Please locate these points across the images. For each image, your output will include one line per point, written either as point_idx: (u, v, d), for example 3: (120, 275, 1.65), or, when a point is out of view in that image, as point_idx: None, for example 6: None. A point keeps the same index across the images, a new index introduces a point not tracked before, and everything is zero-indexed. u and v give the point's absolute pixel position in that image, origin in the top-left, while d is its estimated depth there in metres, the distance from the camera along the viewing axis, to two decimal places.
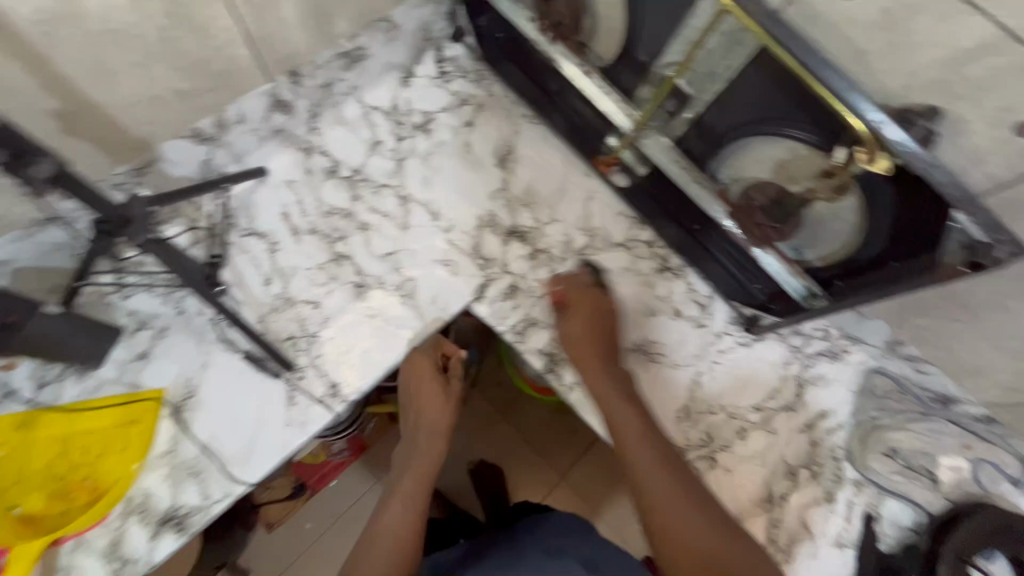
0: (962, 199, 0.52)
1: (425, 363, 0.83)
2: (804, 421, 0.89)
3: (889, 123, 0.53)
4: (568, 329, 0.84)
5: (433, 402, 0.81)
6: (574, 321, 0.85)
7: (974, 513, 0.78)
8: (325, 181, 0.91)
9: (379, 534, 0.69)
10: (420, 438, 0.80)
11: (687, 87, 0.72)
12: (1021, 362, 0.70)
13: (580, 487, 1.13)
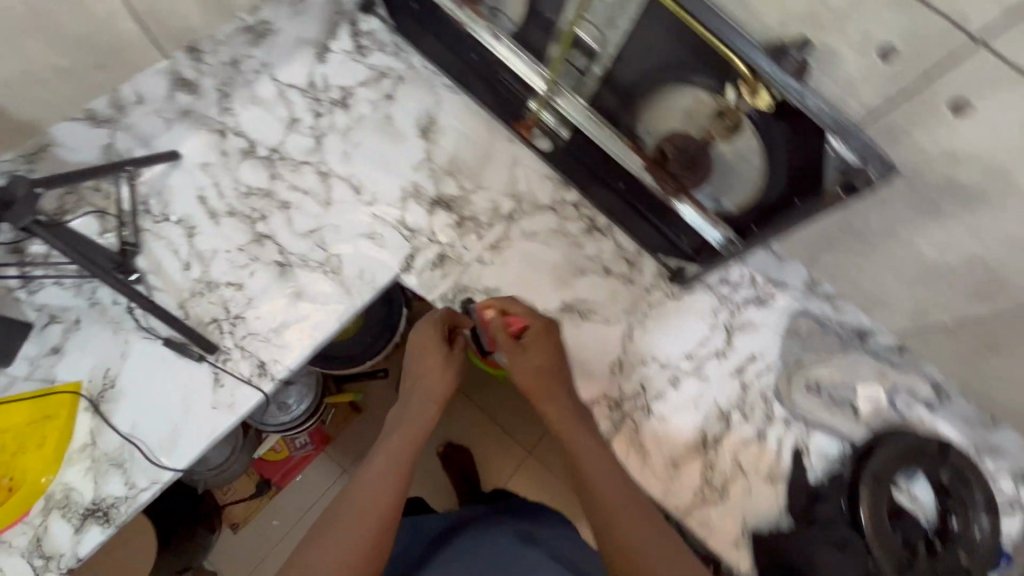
0: (836, 125, 0.54)
1: (432, 331, 0.76)
2: (734, 366, 0.91)
3: (763, 57, 0.54)
4: (523, 365, 0.71)
5: (434, 366, 0.75)
6: (536, 356, 0.72)
7: (887, 437, 0.84)
8: (242, 162, 0.89)
9: (360, 497, 0.64)
10: (414, 403, 0.74)
11: (591, 40, 0.73)
12: (918, 287, 0.73)
13: (549, 458, 1.17)
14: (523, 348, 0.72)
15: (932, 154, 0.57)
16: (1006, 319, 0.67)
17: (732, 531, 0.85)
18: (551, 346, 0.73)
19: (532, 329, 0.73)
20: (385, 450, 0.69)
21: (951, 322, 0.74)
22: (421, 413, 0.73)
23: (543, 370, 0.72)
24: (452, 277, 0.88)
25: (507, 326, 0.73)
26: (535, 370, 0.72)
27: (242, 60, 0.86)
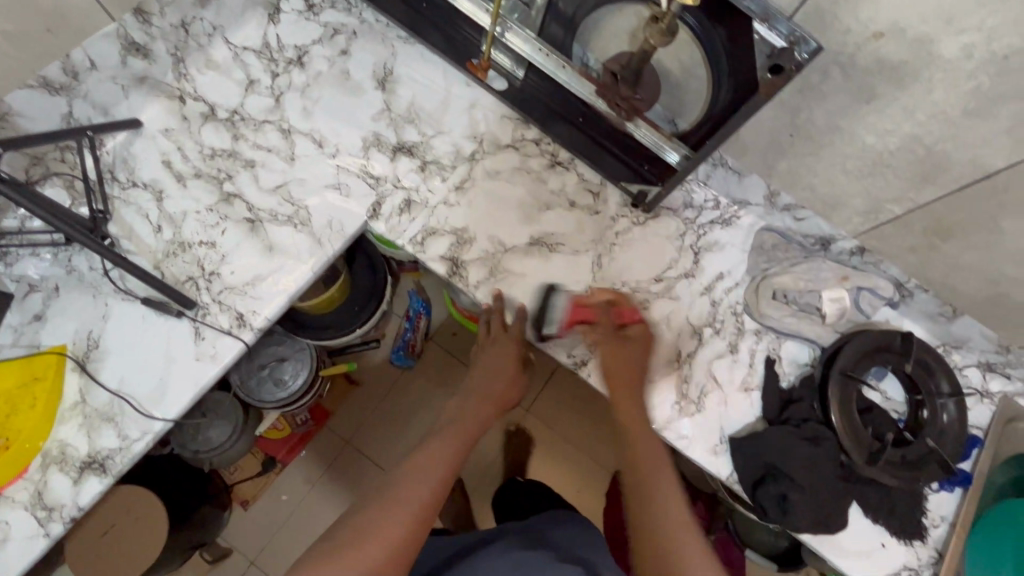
0: (762, 11, 0.55)
1: (511, 342, 0.86)
2: (703, 285, 0.93)
3: None
4: (611, 354, 0.83)
5: (502, 373, 0.86)
6: (633, 348, 0.84)
7: (854, 337, 0.85)
8: (203, 125, 0.91)
9: (427, 458, 0.71)
10: (473, 402, 0.82)
11: None
12: (866, 181, 0.75)
13: (543, 411, 1.43)
14: (608, 343, 0.84)
15: (859, 35, 0.58)
16: (950, 199, 0.69)
17: (711, 440, 0.87)
18: (647, 336, 0.86)
19: (636, 327, 0.85)
20: (447, 434, 0.76)
21: (903, 213, 0.76)
22: (483, 412, 0.81)
23: (628, 365, 0.83)
24: (420, 220, 0.90)
25: (616, 315, 0.86)
26: (620, 368, 0.83)
27: (191, 22, 0.87)
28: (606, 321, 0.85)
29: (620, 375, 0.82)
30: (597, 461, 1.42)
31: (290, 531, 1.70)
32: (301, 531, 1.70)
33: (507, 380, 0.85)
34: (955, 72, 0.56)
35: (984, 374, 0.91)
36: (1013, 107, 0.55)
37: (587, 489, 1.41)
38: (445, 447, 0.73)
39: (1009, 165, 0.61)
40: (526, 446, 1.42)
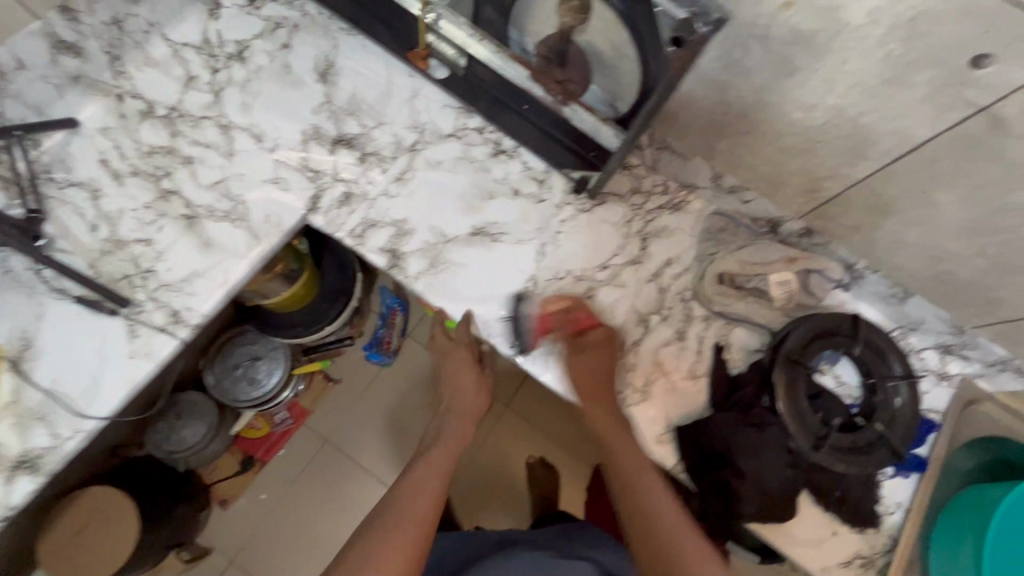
0: None
1: (466, 355, 0.96)
2: (651, 271, 0.91)
3: None
4: (585, 367, 0.84)
5: (468, 383, 0.98)
6: (592, 357, 0.85)
7: (804, 321, 0.84)
8: (141, 123, 0.90)
9: (400, 510, 0.78)
10: (451, 419, 0.96)
11: None
12: (802, 159, 0.73)
13: (522, 408, 1.44)
14: (584, 347, 0.85)
15: (769, 5, 0.56)
16: (883, 174, 0.67)
17: (657, 429, 0.86)
18: (603, 342, 0.85)
19: (592, 334, 0.86)
20: (429, 457, 0.88)
21: (841, 191, 0.74)
22: (457, 431, 0.94)
23: (600, 369, 0.85)
24: (359, 213, 0.89)
25: (574, 326, 0.87)
26: (598, 371, 0.85)
27: (125, 19, 0.87)
28: (566, 334, 0.86)
29: (598, 388, 0.84)
30: (577, 457, 1.41)
31: (275, 532, 1.70)
32: (288, 530, 1.71)
33: (473, 391, 0.98)
34: (866, 38, 0.53)
35: (943, 356, 0.88)
36: (927, 73, 0.53)
37: (567, 485, 1.40)
38: (427, 470, 0.85)
39: (932, 136, 0.58)
40: (500, 439, 1.43)
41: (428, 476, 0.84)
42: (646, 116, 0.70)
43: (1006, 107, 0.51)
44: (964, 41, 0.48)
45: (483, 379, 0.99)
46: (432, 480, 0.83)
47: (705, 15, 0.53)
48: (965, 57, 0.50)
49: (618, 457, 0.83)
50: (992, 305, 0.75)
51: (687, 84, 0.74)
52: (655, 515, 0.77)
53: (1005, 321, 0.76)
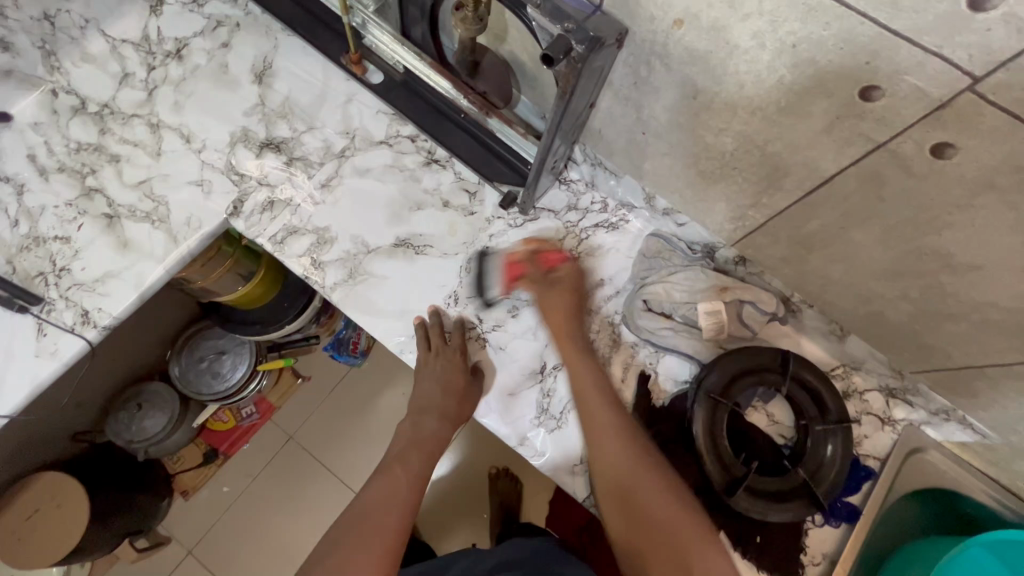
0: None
1: (459, 360, 0.83)
2: (579, 293, 0.87)
3: None
4: (551, 301, 0.83)
5: (450, 393, 0.82)
6: (558, 290, 0.83)
7: (728, 357, 0.79)
8: (72, 119, 0.90)
9: (365, 529, 0.68)
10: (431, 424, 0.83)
11: None
12: (723, 185, 0.68)
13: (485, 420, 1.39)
14: (554, 277, 0.84)
15: (662, 22, 0.52)
16: (801, 207, 0.61)
17: (571, 460, 0.82)
18: (574, 275, 0.85)
19: (564, 267, 0.85)
20: (403, 466, 0.78)
21: (765, 221, 0.69)
22: (435, 434, 0.83)
23: (573, 302, 0.83)
24: (281, 219, 0.88)
25: (541, 262, 0.85)
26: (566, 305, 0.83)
27: (57, 14, 0.86)
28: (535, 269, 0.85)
29: (557, 321, 0.82)
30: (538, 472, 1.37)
31: (243, 522, 1.67)
32: (256, 521, 1.67)
33: (456, 400, 0.82)
34: (757, 62, 0.49)
35: (886, 400, 0.82)
36: (821, 103, 0.48)
37: (528, 499, 1.36)
38: (401, 484, 0.75)
39: (839, 171, 0.53)
40: (468, 446, 1.40)
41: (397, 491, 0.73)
42: (553, 133, 0.68)
43: (903, 144, 0.46)
44: (851, 71, 0.44)
45: (468, 398, 0.82)
46: (400, 497, 0.73)
47: (580, 33, 0.50)
48: (855, 88, 0.45)
49: (582, 386, 0.79)
50: (927, 351, 0.69)
51: (605, 101, 0.70)
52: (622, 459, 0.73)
53: (942, 369, 0.70)
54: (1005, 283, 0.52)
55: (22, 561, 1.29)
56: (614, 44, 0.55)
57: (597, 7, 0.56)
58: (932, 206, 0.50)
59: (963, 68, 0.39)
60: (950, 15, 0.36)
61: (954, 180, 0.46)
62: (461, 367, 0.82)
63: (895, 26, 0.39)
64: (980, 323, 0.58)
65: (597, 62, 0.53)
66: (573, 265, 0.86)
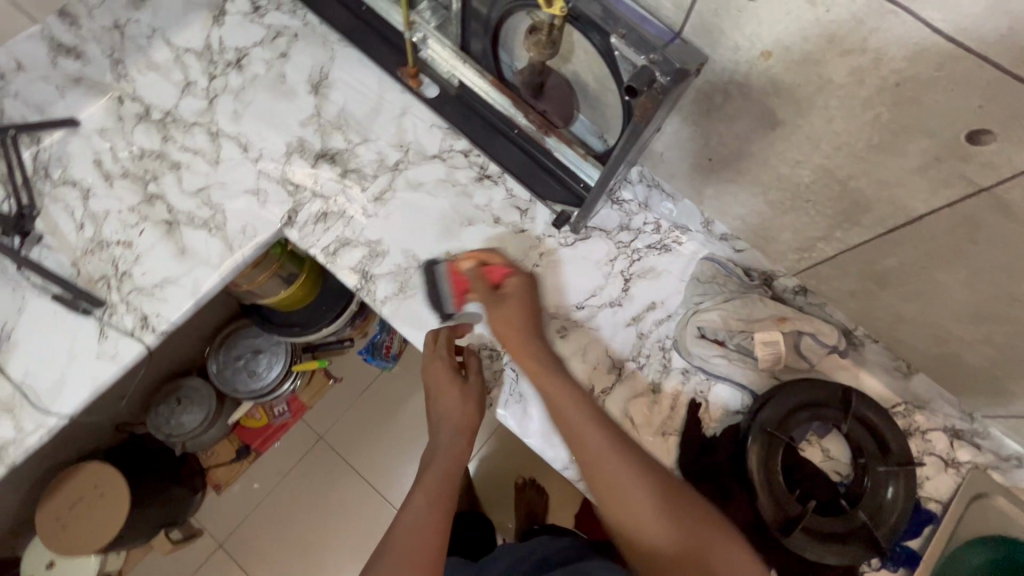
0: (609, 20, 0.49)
1: (442, 364, 0.81)
2: (631, 315, 0.86)
3: None
4: (500, 320, 0.78)
5: (451, 401, 0.81)
6: (513, 306, 0.79)
7: (786, 391, 0.77)
8: (136, 126, 0.92)
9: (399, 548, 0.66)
10: (444, 438, 0.80)
11: None
12: (794, 215, 0.66)
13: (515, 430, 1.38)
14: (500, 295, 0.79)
15: (747, 52, 0.51)
16: (879, 244, 0.59)
17: None
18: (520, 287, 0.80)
19: (510, 283, 0.79)
20: (425, 487, 0.74)
21: (835, 255, 0.66)
22: (452, 445, 0.80)
23: (513, 321, 0.78)
24: (335, 230, 0.89)
25: (485, 279, 0.81)
26: (520, 320, 0.78)
27: (127, 24, 0.88)
28: (480, 288, 0.80)
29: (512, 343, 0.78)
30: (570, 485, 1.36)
31: (272, 517, 1.69)
32: (285, 516, 1.69)
33: (459, 404, 0.81)
34: (851, 98, 0.47)
35: (951, 441, 0.79)
36: (919, 142, 0.46)
37: (558, 511, 1.34)
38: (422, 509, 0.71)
39: (929, 212, 0.51)
40: (496, 446, 1.39)
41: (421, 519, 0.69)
42: (625, 154, 0.67)
43: (1010, 191, 0.44)
44: (959, 113, 0.42)
45: (467, 393, 0.82)
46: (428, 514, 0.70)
47: (664, 64, 0.49)
48: (961, 131, 0.43)
49: (552, 403, 0.74)
50: (1004, 397, 0.65)
51: (672, 125, 0.68)
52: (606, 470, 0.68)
53: (1019, 417, 0.67)
54: None
55: (68, 548, 1.33)
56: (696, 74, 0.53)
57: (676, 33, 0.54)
58: None
59: None
60: None
61: None
62: (449, 371, 0.81)
63: (1019, 70, 0.37)
64: None
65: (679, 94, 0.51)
66: (519, 278, 0.80)
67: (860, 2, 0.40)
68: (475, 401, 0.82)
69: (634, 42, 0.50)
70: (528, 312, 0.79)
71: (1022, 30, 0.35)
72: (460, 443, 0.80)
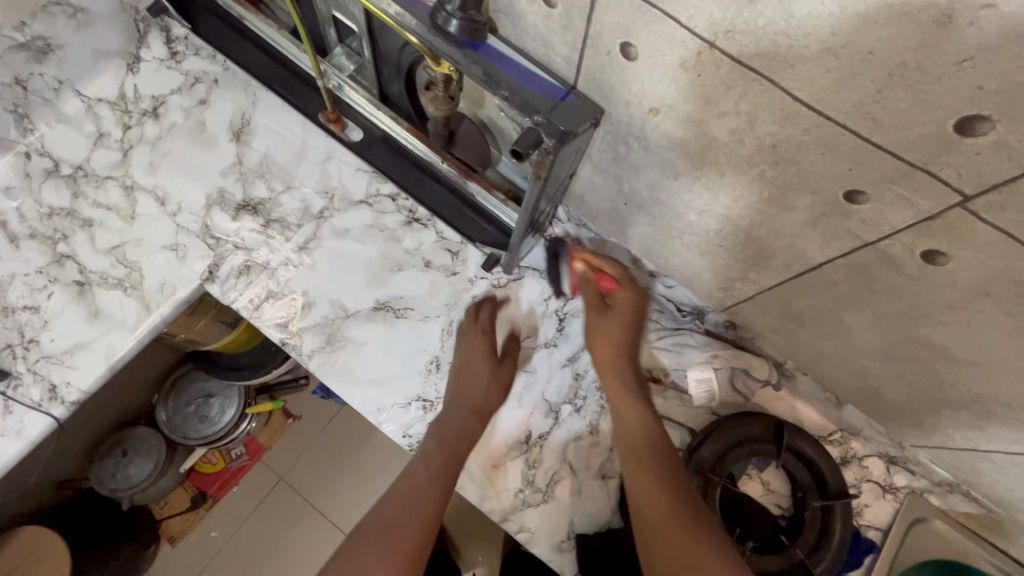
0: (499, 80, 0.49)
1: (480, 341, 0.80)
2: (566, 355, 0.84)
3: (430, 31, 0.49)
4: (597, 333, 0.75)
5: (481, 381, 0.78)
6: (614, 319, 0.74)
7: (723, 427, 0.76)
8: (45, 182, 0.88)
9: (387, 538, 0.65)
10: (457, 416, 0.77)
11: (356, 20, 0.69)
12: (710, 258, 0.65)
13: None
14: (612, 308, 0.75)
15: (637, 108, 0.50)
16: (790, 287, 0.59)
17: (555, 536, 0.79)
18: (637, 304, 0.74)
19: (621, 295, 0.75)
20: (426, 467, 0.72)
21: (753, 294, 0.66)
22: (464, 427, 0.77)
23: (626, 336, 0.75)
24: (258, 285, 0.86)
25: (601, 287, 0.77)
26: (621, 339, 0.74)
27: (29, 78, 0.85)
28: (590, 296, 0.77)
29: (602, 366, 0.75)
30: None
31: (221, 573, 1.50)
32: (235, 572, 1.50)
33: (485, 387, 0.78)
34: (736, 156, 0.47)
35: (887, 467, 0.79)
36: (805, 199, 0.46)
37: None
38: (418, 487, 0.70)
39: (826, 260, 0.50)
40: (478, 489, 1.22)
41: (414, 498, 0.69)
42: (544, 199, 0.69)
43: (893, 246, 0.43)
44: (834, 175, 0.41)
45: (499, 375, 0.80)
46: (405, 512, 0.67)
47: (550, 127, 0.49)
48: (839, 190, 0.42)
49: (616, 414, 0.73)
50: (925, 429, 0.66)
51: (587, 172, 0.67)
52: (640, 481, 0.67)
53: (943, 447, 0.67)
54: (1000, 380, 0.49)
55: None
56: (590, 126, 0.54)
57: (570, 88, 0.54)
58: (924, 305, 0.47)
59: (953, 185, 0.36)
60: (933, 135, 0.34)
61: (946, 285, 0.43)
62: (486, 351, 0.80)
63: (877, 139, 0.36)
64: (981, 413, 0.55)
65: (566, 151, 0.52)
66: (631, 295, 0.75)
67: (726, 70, 0.40)
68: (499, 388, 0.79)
69: (519, 106, 0.49)
70: (633, 329, 0.75)
71: (876, 103, 0.34)
72: (475, 429, 0.77)
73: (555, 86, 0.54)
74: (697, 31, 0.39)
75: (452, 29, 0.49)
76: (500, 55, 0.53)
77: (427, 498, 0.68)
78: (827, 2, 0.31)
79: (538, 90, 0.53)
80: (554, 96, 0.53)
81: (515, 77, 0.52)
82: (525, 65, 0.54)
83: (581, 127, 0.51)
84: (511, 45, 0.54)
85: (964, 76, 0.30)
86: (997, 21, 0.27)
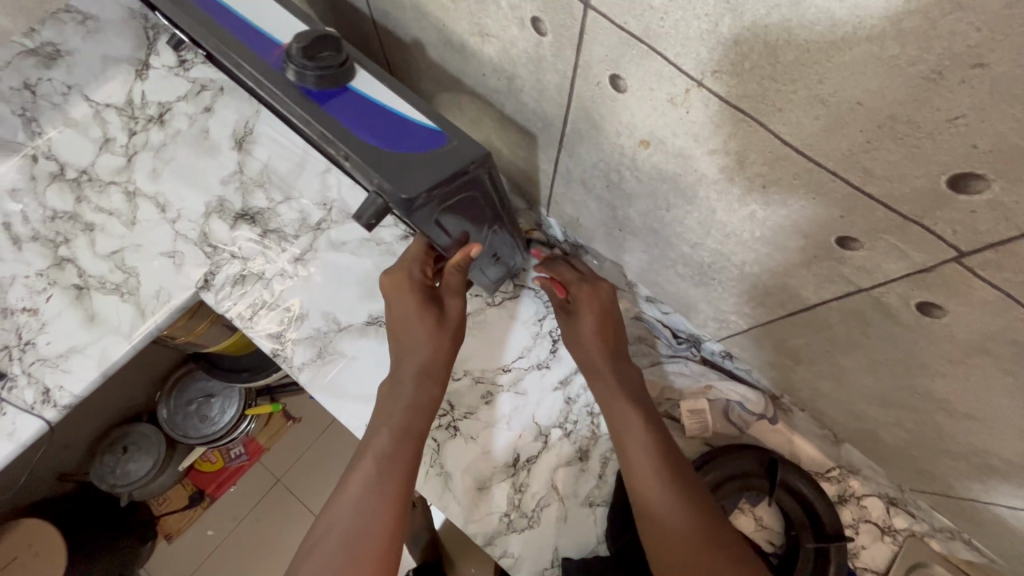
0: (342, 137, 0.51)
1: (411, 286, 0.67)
2: (558, 378, 0.83)
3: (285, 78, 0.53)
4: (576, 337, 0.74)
5: (422, 335, 0.69)
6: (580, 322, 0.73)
7: (714, 459, 0.74)
8: (49, 186, 0.89)
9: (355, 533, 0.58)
10: (409, 382, 0.68)
11: None
12: (705, 289, 0.63)
13: None
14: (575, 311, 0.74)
15: (628, 140, 0.49)
16: (785, 324, 0.57)
17: (540, 563, 0.77)
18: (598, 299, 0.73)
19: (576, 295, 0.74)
20: (380, 449, 0.64)
21: (749, 327, 0.63)
22: (416, 396, 0.68)
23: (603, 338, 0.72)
24: (251, 295, 0.86)
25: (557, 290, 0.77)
26: (598, 344, 0.72)
27: (37, 83, 0.87)
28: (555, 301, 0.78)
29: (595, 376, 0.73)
30: None
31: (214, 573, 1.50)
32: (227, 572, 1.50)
33: (429, 342, 0.69)
34: (727, 193, 0.45)
35: (886, 508, 0.76)
36: (797, 241, 0.44)
37: None
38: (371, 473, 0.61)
39: (821, 302, 0.48)
40: None
41: (371, 482, 0.61)
42: (484, 201, 0.60)
43: (887, 295, 0.41)
44: (827, 221, 0.40)
45: (441, 330, 0.69)
46: (369, 500, 0.60)
47: (392, 193, 0.50)
48: (831, 235, 0.40)
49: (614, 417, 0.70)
50: (925, 475, 0.63)
51: (582, 197, 0.66)
52: (648, 491, 0.64)
53: (944, 495, 0.64)
54: (1000, 436, 0.47)
55: None
56: (460, 169, 0.52)
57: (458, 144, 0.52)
58: (921, 355, 0.45)
59: (947, 240, 0.34)
60: (927, 189, 0.32)
61: (944, 337, 0.41)
62: (422, 305, 0.68)
63: (869, 189, 0.35)
64: (982, 466, 0.53)
65: (425, 211, 0.53)
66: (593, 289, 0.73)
67: (713, 109, 0.38)
68: (448, 339, 0.70)
69: (361, 167, 0.51)
70: (612, 327, 0.73)
71: (867, 154, 0.33)
72: (429, 391, 0.69)
73: (427, 130, 0.53)
74: (685, 68, 0.37)
75: (306, 83, 0.52)
76: (356, 105, 0.54)
77: (392, 476, 0.61)
78: (813, 48, 0.30)
79: (403, 147, 0.52)
80: (418, 145, 0.52)
81: (368, 139, 0.52)
82: (394, 110, 0.54)
83: (446, 180, 0.52)
84: (376, 89, 0.55)
85: (957, 133, 0.28)
86: (991, 81, 0.26)
